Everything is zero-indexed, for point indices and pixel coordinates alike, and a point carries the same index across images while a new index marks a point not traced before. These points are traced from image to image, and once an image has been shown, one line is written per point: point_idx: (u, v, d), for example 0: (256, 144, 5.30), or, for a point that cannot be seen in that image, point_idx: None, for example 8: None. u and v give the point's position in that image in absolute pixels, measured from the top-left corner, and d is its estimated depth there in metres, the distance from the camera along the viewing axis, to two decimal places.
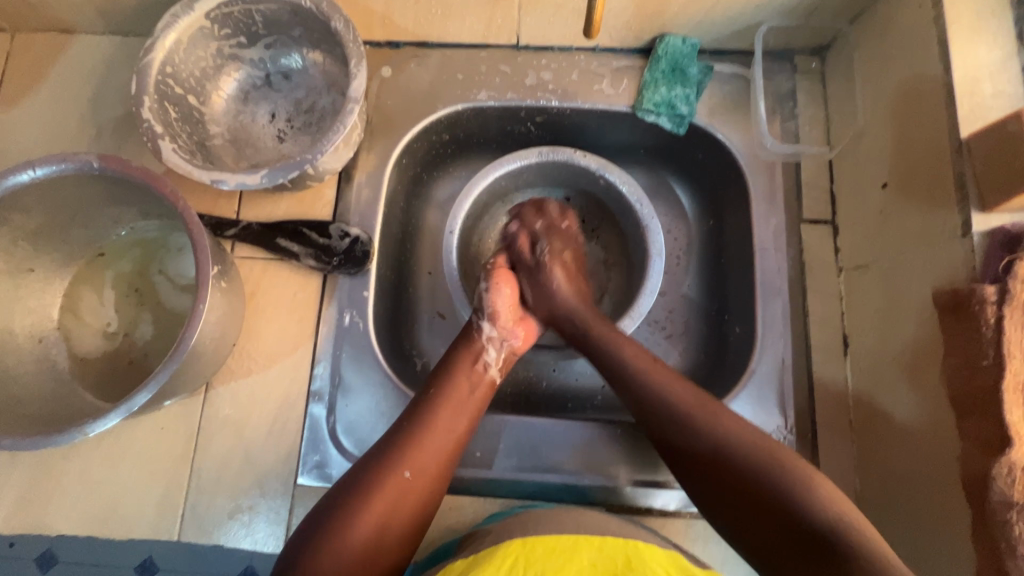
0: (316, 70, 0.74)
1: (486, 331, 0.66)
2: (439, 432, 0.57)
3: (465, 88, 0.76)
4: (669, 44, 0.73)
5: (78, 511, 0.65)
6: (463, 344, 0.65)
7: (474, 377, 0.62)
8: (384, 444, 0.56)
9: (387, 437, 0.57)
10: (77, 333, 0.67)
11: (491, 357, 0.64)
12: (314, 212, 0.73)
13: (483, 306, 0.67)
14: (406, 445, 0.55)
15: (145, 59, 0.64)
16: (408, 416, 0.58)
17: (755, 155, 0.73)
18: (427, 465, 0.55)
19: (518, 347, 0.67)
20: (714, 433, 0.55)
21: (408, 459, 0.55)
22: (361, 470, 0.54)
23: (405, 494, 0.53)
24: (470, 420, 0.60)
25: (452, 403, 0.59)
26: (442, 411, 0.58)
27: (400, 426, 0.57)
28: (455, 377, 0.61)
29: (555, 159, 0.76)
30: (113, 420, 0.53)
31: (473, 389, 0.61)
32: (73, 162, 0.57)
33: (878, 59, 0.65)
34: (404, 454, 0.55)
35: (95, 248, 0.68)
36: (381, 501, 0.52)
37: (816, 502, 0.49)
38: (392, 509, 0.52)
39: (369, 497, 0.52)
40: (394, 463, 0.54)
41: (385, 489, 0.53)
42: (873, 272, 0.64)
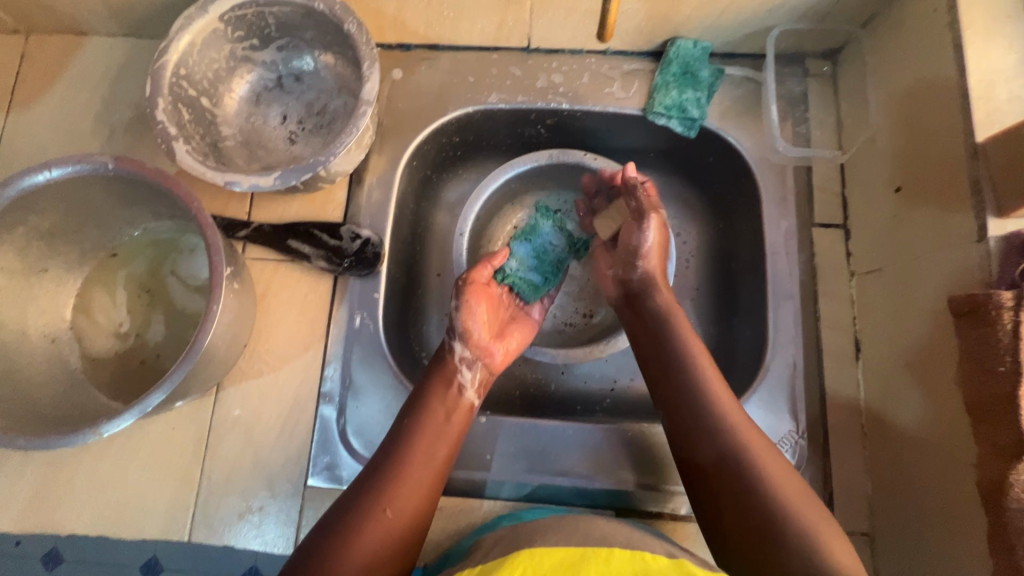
0: (328, 72, 0.74)
1: (458, 351, 0.65)
2: (417, 464, 0.57)
3: (476, 90, 0.76)
4: (681, 47, 0.73)
5: (89, 510, 0.65)
6: (436, 368, 0.64)
7: (449, 403, 0.61)
8: (362, 482, 0.55)
9: (364, 475, 0.56)
10: (89, 333, 0.67)
11: (467, 378, 0.64)
12: (326, 213, 0.73)
13: (454, 326, 0.65)
14: (386, 479, 0.55)
15: (159, 61, 0.65)
16: (385, 451, 0.57)
17: (766, 158, 0.72)
18: (409, 498, 0.55)
19: (493, 365, 0.67)
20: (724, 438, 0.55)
21: (387, 496, 0.54)
22: (342, 509, 0.53)
23: (390, 531, 0.52)
24: (448, 449, 0.59)
25: (428, 433, 0.59)
26: (419, 442, 0.58)
27: (376, 463, 0.57)
28: (429, 406, 0.60)
29: (566, 161, 0.76)
30: (126, 420, 0.53)
31: (448, 416, 0.61)
32: (88, 163, 0.58)
33: (892, 63, 0.65)
34: (383, 490, 0.54)
35: (108, 249, 0.69)
36: (367, 537, 0.51)
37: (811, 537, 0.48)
38: (378, 545, 0.51)
39: (353, 535, 0.51)
40: (375, 499, 0.53)
41: (369, 525, 0.52)
42: (885, 276, 0.64)
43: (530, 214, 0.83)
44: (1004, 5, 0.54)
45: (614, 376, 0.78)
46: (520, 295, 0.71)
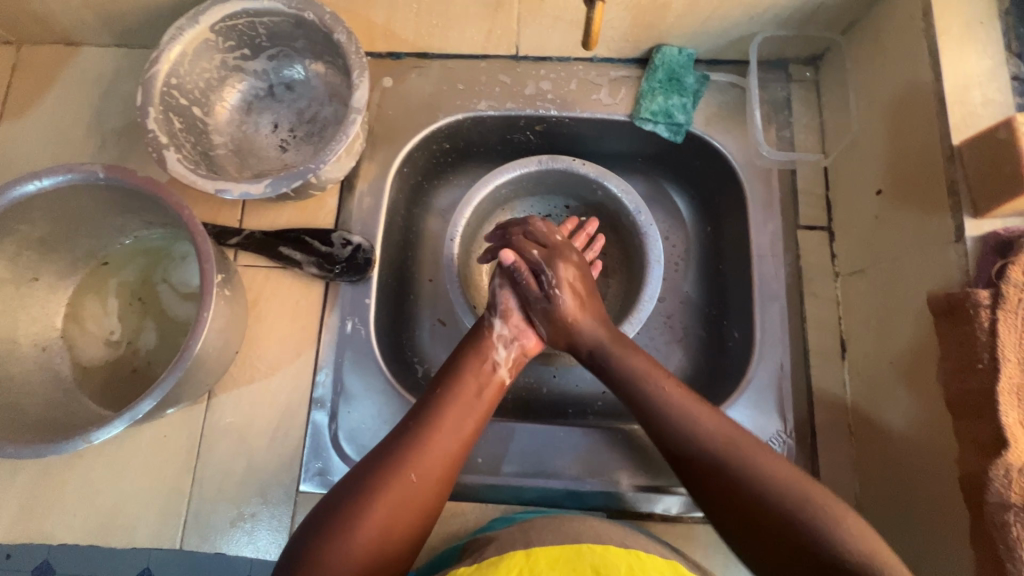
0: (319, 81, 0.75)
1: (497, 329, 0.65)
2: (447, 434, 0.57)
3: (465, 98, 0.77)
4: (666, 54, 0.75)
5: (80, 518, 0.65)
6: (471, 343, 0.65)
7: (482, 377, 0.62)
8: (391, 443, 0.56)
9: (394, 435, 0.57)
10: (80, 341, 0.67)
11: (501, 355, 0.64)
12: (317, 220, 0.74)
13: (495, 304, 0.67)
14: (415, 445, 0.55)
15: (150, 71, 0.65)
16: (415, 417, 0.58)
17: (751, 162, 0.74)
18: (434, 467, 0.55)
19: (529, 347, 0.67)
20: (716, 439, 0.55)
21: (414, 461, 0.54)
22: (367, 469, 0.54)
23: (412, 497, 0.53)
24: (478, 421, 0.60)
25: (461, 402, 0.59)
26: (450, 411, 0.58)
27: (406, 427, 0.57)
28: (463, 377, 0.61)
29: (554, 167, 0.77)
30: (116, 427, 0.54)
31: (480, 390, 0.61)
32: (80, 172, 0.58)
33: (871, 68, 0.66)
34: (411, 454, 0.55)
35: (99, 257, 0.69)
36: (388, 500, 0.52)
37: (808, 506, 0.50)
38: (399, 508, 0.52)
39: (375, 498, 0.52)
40: (402, 462, 0.54)
41: (391, 489, 0.52)
42: (869, 277, 0.65)
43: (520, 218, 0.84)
44: (977, 12, 0.56)
45: None
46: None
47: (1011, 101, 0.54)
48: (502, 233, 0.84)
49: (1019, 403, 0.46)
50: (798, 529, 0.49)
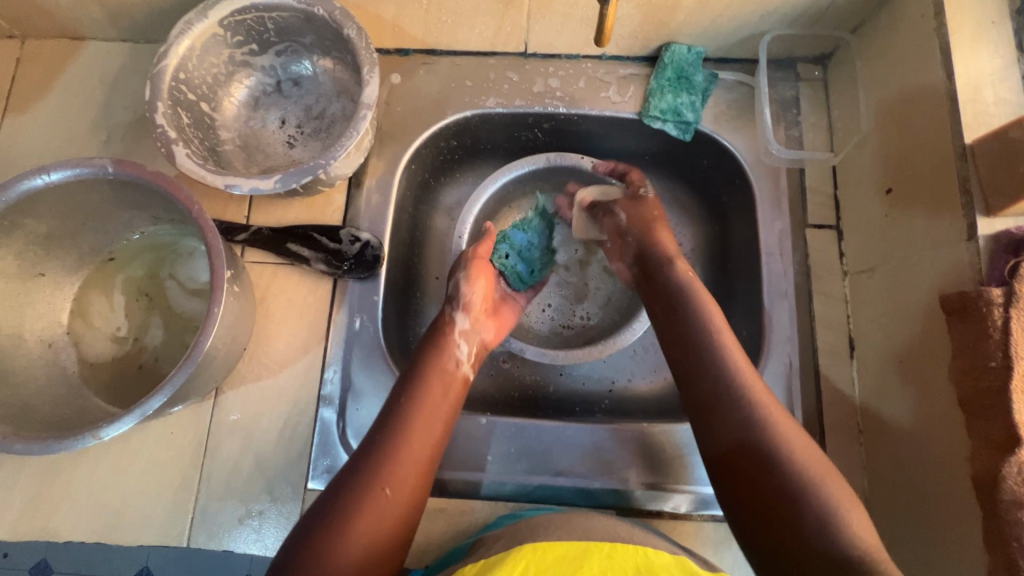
0: (326, 77, 0.75)
1: (458, 323, 0.67)
2: (417, 440, 0.57)
3: (474, 95, 0.77)
4: (675, 52, 0.75)
5: (87, 516, 0.64)
6: (433, 342, 0.65)
7: (448, 378, 0.62)
8: (359, 459, 0.55)
9: (362, 449, 0.56)
10: (86, 337, 0.66)
11: (463, 352, 0.65)
12: (325, 217, 0.73)
13: (458, 296, 0.69)
14: (382, 459, 0.55)
15: (158, 65, 0.65)
16: (380, 429, 0.57)
17: (760, 161, 0.74)
18: (407, 476, 0.55)
19: (487, 340, 0.69)
20: (748, 427, 0.53)
21: (386, 474, 0.54)
22: (339, 488, 0.53)
23: (389, 510, 0.53)
24: (445, 422, 0.60)
25: (429, 406, 0.59)
26: (417, 419, 0.58)
27: (374, 438, 0.57)
28: (426, 383, 0.60)
29: (563, 163, 0.78)
30: (127, 423, 0.53)
31: (446, 391, 0.61)
32: (88, 167, 0.58)
33: (880, 68, 0.67)
34: (380, 469, 0.54)
35: (105, 253, 0.68)
36: (368, 517, 0.52)
37: (848, 531, 0.47)
38: (378, 522, 0.52)
39: (351, 520, 0.51)
40: (375, 478, 0.53)
41: (367, 505, 0.52)
42: (878, 274, 0.65)
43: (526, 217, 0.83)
44: (988, 12, 0.56)
45: (613, 376, 0.79)
46: (508, 281, 0.75)
47: (1023, 100, 0.54)
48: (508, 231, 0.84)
49: None
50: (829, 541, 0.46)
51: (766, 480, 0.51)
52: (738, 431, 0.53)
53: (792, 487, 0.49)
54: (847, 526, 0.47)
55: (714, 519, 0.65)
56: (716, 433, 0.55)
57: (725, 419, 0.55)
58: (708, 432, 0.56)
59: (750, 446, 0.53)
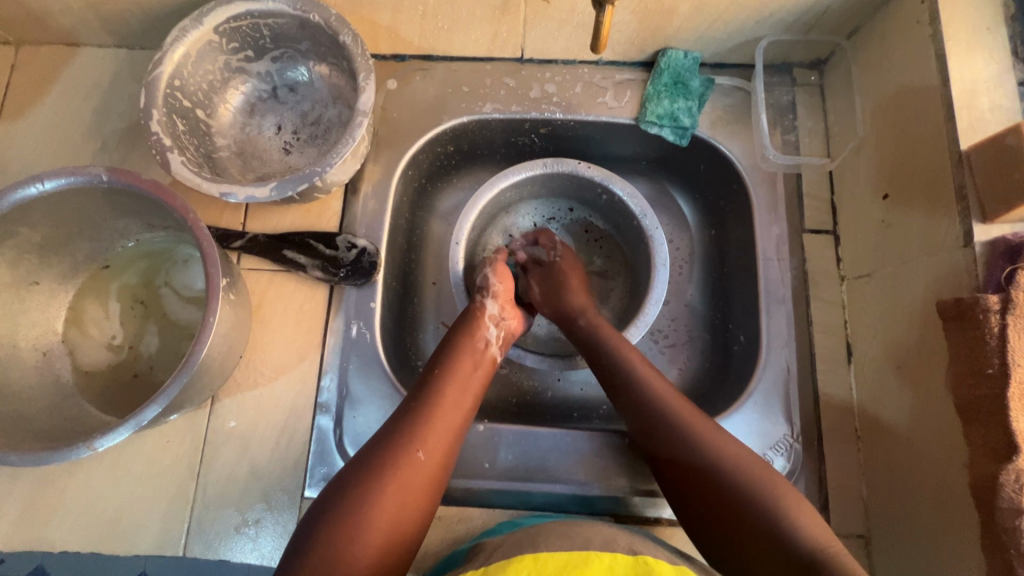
0: (322, 83, 0.75)
1: (490, 309, 0.68)
2: (449, 410, 0.58)
3: (470, 100, 0.77)
4: (671, 58, 0.75)
5: (82, 525, 0.64)
6: (465, 323, 0.66)
7: (477, 355, 0.63)
8: (393, 424, 0.56)
9: (394, 417, 0.57)
10: (81, 345, 0.66)
11: (492, 334, 0.67)
12: (321, 223, 0.73)
13: (487, 286, 0.69)
14: (417, 422, 0.55)
15: (153, 73, 0.64)
16: (416, 396, 0.58)
17: (756, 166, 0.74)
18: (439, 441, 0.55)
19: (513, 328, 0.70)
20: (704, 452, 0.55)
21: (420, 436, 0.54)
22: (373, 448, 0.53)
23: (422, 474, 0.53)
24: (475, 398, 0.61)
25: (460, 381, 0.60)
26: (450, 390, 0.59)
27: (408, 407, 0.57)
28: (459, 357, 0.62)
29: (560, 170, 0.77)
30: (121, 433, 0.52)
31: (475, 368, 0.62)
32: (82, 176, 0.58)
33: (875, 73, 0.67)
34: (415, 431, 0.55)
35: (100, 260, 0.68)
36: (399, 479, 0.51)
37: (796, 529, 0.49)
38: (408, 487, 0.52)
39: (385, 482, 0.51)
40: (409, 441, 0.54)
41: (401, 466, 0.52)
42: (875, 279, 0.65)
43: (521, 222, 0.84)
44: (983, 18, 0.57)
45: None
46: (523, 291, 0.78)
47: (1019, 106, 0.54)
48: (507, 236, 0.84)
49: None
50: (784, 542, 0.48)
51: (734, 516, 0.51)
52: (676, 450, 0.56)
53: (761, 509, 0.50)
54: (797, 525, 0.49)
55: None
56: (676, 467, 0.56)
57: (663, 437, 0.58)
58: (671, 470, 0.57)
59: (694, 463, 0.55)
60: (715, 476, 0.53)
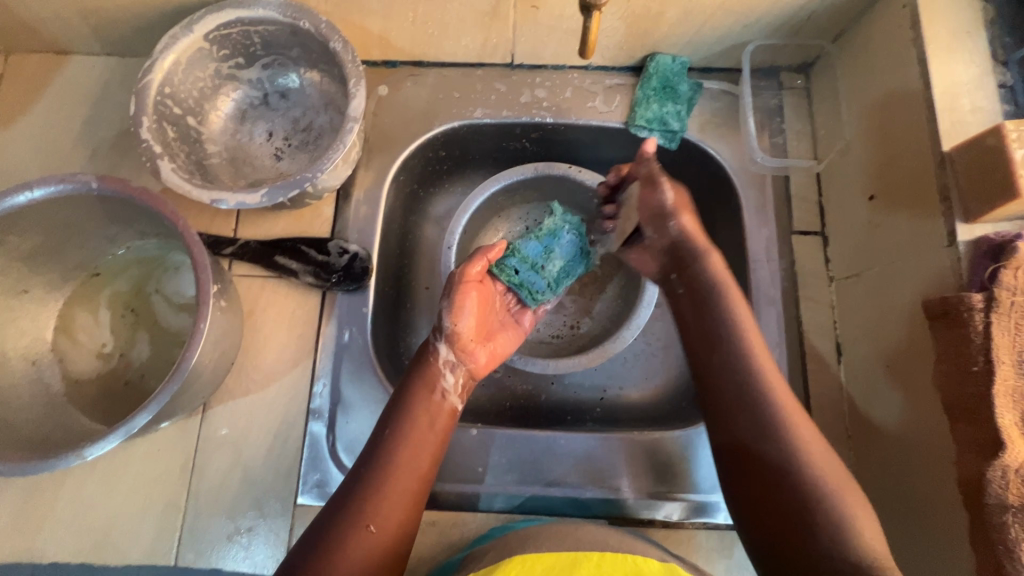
0: (313, 89, 0.75)
1: (444, 354, 0.63)
2: (402, 475, 0.55)
3: (461, 106, 0.78)
4: (660, 62, 0.75)
5: (72, 535, 0.63)
6: (419, 371, 0.62)
7: (433, 409, 0.59)
8: (342, 497, 0.53)
9: (345, 489, 0.54)
10: (71, 353, 0.66)
11: (449, 383, 0.62)
12: (313, 229, 0.73)
13: (442, 326, 0.63)
14: (367, 493, 0.53)
15: (143, 81, 0.64)
16: (366, 462, 0.55)
17: (745, 169, 0.75)
18: (393, 510, 0.53)
19: (475, 368, 0.65)
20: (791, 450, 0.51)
21: (372, 509, 0.52)
22: (319, 527, 0.51)
23: (376, 548, 0.51)
24: (433, 455, 0.58)
25: (411, 440, 0.57)
26: (403, 452, 0.56)
27: (357, 474, 0.55)
28: (412, 412, 0.59)
29: (551, 174, 0.78)
30: (111, 442, 0.52)
31: (432, 423, 0.59)
32: (72, 183, 0.57)
33: (860, 76, 0.68)
34: (366, 504, 0.52)
35: (91, 268, 0.68)
36: (349, 557, 0.49)
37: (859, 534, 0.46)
38: (361, 562, 0.50)
39: (334, 558, 0.49)
40: (357, 516, 0.51)
41: (351, 544, 0.50)
42: (863, 280, 0.65)
43: (512, 226, 0.83)
44: (963, 22, 0.58)
45: (604, 385, 0.79)
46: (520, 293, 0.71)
47: (998, 109, 0.55)
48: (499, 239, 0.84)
49: (1015, 405, 0.47)
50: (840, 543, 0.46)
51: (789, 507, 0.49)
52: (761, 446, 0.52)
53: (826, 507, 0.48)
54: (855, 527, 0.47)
55: (706, 527, 0.65)
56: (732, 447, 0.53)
57: (751, 428, 0.53)
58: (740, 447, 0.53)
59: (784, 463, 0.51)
60: (794, 471, 0.50)
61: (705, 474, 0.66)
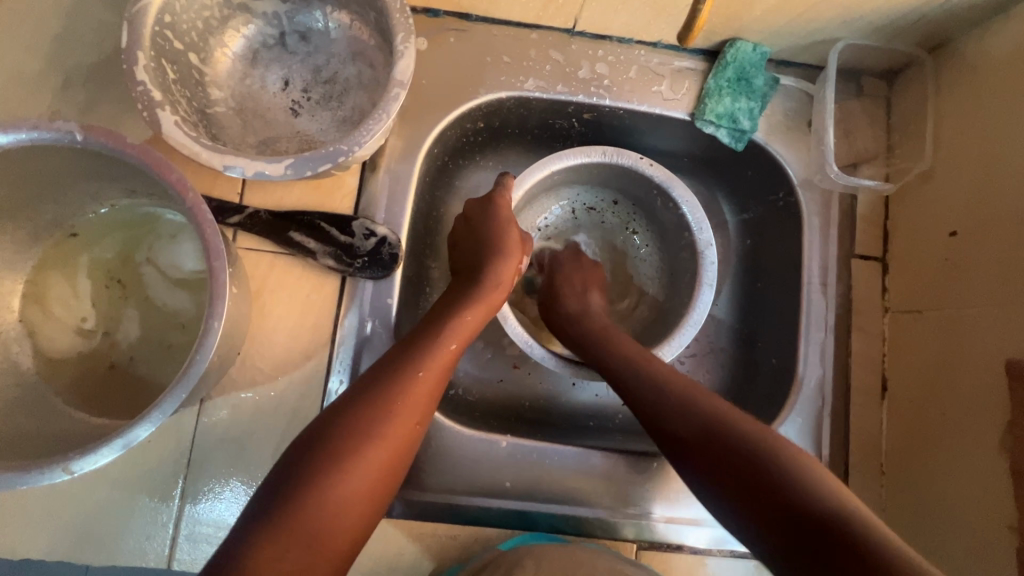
0: (341, 33, 0.64)
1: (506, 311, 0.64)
2: (435, 369, 0.51)
3: (511, 74, 0.68)
4: (739, 50, 0.67)
5: (49, 528, 0.57)
6: (473, 288, 0.60)
7: (478, 320, 0.58)
8: (374, 377, 0.49)
9: (352, 396, 0.48)
10: (44, 327, 0.56)
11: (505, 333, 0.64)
12: (334, 203, 0.64)
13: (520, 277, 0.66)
14: (400, 378, 0.49)
15: (137, 3, 0.51)
16: (403, 352, 0.52)
17: (811, 182, 0.69)
18: (422, 400, 0.49)
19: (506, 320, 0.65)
20: (710, 415, 0.49)
21: (404, 394, 0.48)
22: (347, 407, 0.47)
23: (404, 436, 0.47)
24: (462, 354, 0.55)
25: (456, 341, 0.54)
26: (442, 350, 0.52)
27: (393, 359, 0.51)
28: (456, 316, 0.56)
29: (619, 162, 0.69)
30: (107, 455, 0.44)
31: (470, 326, 0.56)
32: (50, 131, 0.46)
33: (963, 97, 0.62)
34: (401, 389, 0.48)
35: (66, 228, 0.57)
36: (382, 439, 0.46)
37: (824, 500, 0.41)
38: (392, 449, 0.46)
39: (363, 439, 0.45)
40: (392, 398, 0.48)
41: (384, 430, 0.46)
42: (926, 319, 0.62)
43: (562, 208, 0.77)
44: None
45: None
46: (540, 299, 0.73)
47: None
48: (542, 219, 0.77)
49: None
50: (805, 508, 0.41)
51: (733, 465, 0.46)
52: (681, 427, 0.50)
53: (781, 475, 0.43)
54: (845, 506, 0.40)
55: (731, 554, 0.63)
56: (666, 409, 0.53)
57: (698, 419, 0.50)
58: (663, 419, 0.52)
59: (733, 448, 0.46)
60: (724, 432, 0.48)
61: None
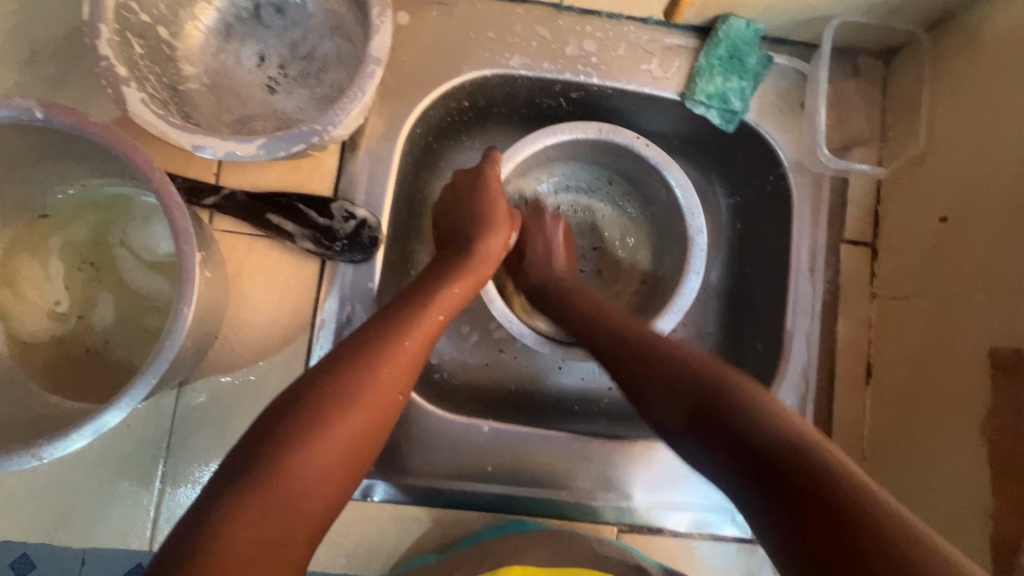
0: (318, 6, 0.61)
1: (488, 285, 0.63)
2: (418, 340, 0.49)
3: (496, 51, 0.66)
4: (732, 27, 0.64)
5: (30, 508, 0.57)
6: (460, 260, 0.58)
7: (465, 293, 0.56)
8: (353, 344, 0.47)
9: (326, 363, 0.46)
10: (16, 310, 0.55)
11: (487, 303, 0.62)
12: (312, 184, 0.62)
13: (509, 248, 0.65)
14: (382, 348, 0.47)
15: None
16: (386, 321, 0.49)
17: (802, 165, 0.68)
18: (405, 371, 0.47)
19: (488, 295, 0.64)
20: (714, 381, 0.44)
21: (387, 363, 0.46)
22: (324, 374, 0.44)
23: (386, 407, 0.45)
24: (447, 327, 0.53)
25: (441, 312, 0.52)
26: (427, 322, 0.50)
27: (375, 328, 0.48)
28: (440, 289, 0.54)
29: (614, 140, 0.67)
30: (78, 441, 0.43)
31: (456, 299, 0.55)
32: (7, 109, 0.44)
33: (960, 78, 0.60)
34: (383, 357, 0.46)
35: (36, 210, 0.55)
36: (361, 408, 0.43)
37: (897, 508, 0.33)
38: (372, 421, 0.44)
39: (342, 409, 0.43)
40: (373, 366, 0.45)
41: (365, 400, 0.44)
42: (912, 307, 0.62)
43: (556, 185, 0.75)
44: None
45: None
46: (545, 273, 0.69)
47: None
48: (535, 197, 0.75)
49: None
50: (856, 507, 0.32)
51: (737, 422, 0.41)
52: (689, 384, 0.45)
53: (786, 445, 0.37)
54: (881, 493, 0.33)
55: (712, 538, 0.63)
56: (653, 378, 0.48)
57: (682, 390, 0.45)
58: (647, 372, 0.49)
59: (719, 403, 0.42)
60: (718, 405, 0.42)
61: (720, 488, 0.64)
